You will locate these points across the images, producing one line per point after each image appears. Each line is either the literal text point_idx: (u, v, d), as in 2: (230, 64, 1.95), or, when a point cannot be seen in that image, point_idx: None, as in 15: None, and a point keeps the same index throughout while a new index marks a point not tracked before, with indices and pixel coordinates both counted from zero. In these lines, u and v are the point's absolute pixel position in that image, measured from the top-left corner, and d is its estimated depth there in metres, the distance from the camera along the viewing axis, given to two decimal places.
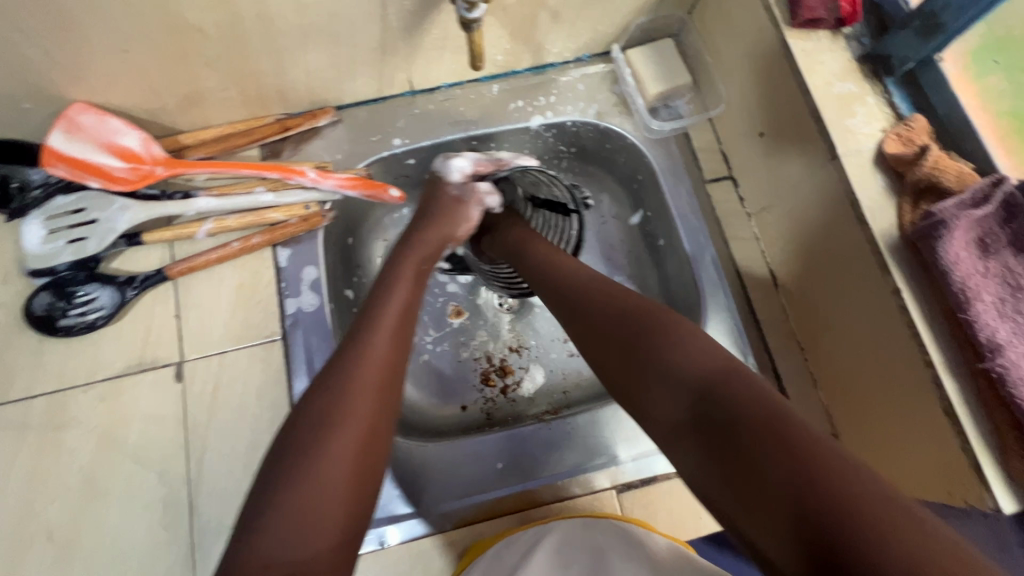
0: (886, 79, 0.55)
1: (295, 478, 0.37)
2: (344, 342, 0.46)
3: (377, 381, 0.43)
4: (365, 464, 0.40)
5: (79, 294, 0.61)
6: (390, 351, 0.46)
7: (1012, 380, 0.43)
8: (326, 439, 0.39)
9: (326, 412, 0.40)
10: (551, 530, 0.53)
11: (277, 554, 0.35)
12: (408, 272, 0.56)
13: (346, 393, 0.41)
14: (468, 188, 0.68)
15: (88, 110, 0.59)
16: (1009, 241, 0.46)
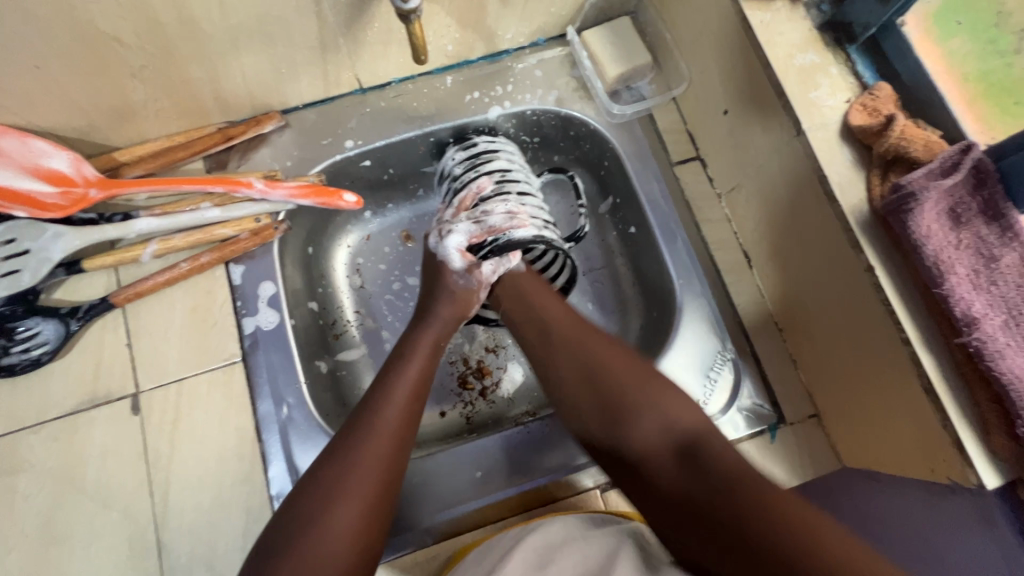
0: (848, 47, 0.53)
1: (298, 547, 0.42)
2: (357, 412, 0.50)
3: (384, 456, 0.48)
4: (364, 532, 0.45)
5: (19, 329, 0.57)
6: (400, 425, 0.50)
7: (989, 354, 0.42)
8: (327, 515, 0.44)
9: (313, 520, 0.43)
10: (535, 530, 0.52)
11: None
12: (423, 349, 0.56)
13: (353, 469, 0.46)
14: (474, 275, 0.60)
15: (6, 132, 0.54)
16: (980, 210, 0.44)
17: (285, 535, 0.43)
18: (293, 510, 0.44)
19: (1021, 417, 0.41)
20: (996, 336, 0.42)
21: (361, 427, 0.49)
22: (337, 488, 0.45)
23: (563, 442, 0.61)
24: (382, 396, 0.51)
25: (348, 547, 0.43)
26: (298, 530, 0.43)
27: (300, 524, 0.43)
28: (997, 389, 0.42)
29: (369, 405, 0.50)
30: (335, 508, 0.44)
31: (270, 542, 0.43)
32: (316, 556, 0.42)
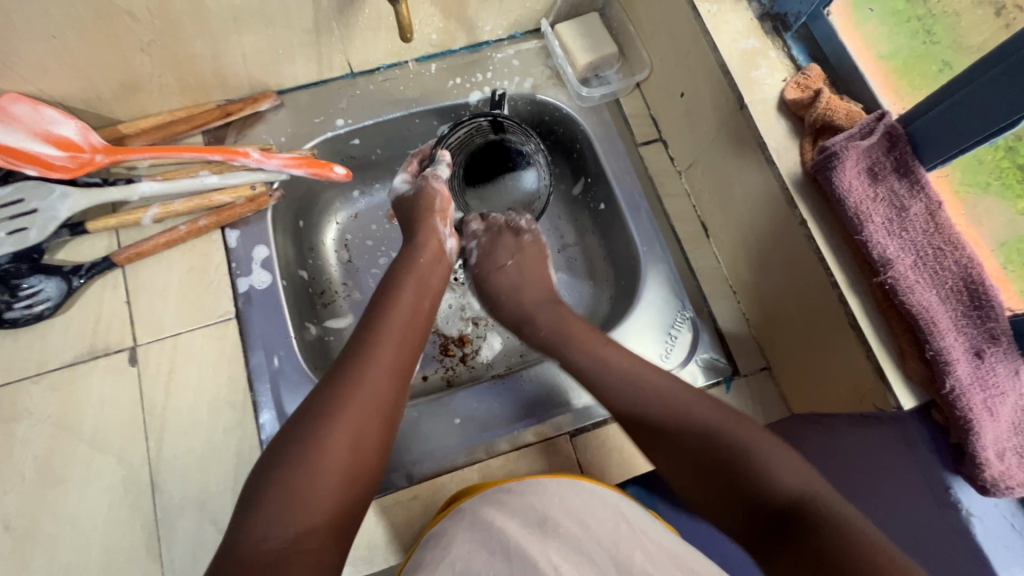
0: (785, 34, 0.60)
1: (299, 463, 0.44)
2: (354, 339, 0.53)
3: (384, 381, 0.50)
4: (363, 451, 0.47)
5: (24, 286, 0.61)
6: (395, 354, 0.52)
7: (901, 289, 0.48)
8: (326, 432, 0.45)
9: (307, 445, 0.45)
10: (522, 493, 0.54)
11: (277, 526, 0.42)
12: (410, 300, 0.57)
13: (351, 389, 0.48)
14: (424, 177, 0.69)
15: (20, 100, 0.58)
16: (894, 168, 0.51)
17: (279, 459, 0.44)
18: (287, 439, 0.46)
19: (929, 342, 0.47)
20: (907, 273, 0.49)
21: (357, 364, 0.50)
22: (331, 415, 0.46)
23: (526, 395, 0.65)
24: (373, 334, 0.53)
25: (344, 474, 0.45)
26: (292, 455, 0.44)
27: (295, 449, 0.45)
28: (909, 319, 0.48)
29: (362, 345, 0.52)
30: (329, 433, 0.45)
31: (273, 455, 0.45)
32: (309, 479, 0.44)
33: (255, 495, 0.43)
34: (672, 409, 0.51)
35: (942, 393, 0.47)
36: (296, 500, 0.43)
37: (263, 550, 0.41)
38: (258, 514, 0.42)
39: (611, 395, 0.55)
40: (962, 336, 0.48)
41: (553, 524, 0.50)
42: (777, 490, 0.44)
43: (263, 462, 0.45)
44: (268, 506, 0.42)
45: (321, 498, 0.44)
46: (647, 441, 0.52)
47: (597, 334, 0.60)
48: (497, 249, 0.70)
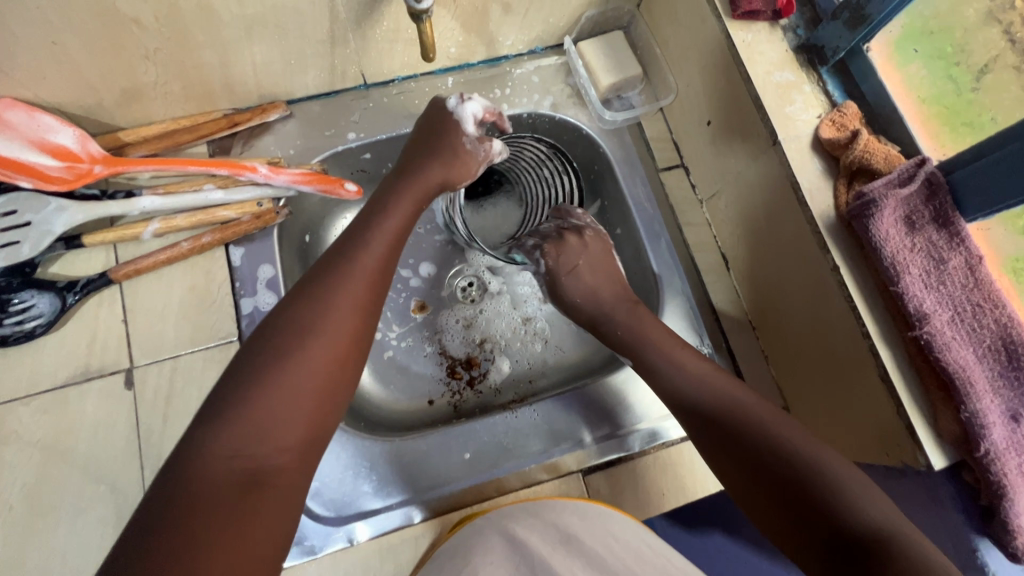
0: (821, 68, 0.58)
1: (268, 381, 0.42)
2: (334, 253, 0.50)
3: (362, 302, 0.48)
4: (334, 375, 0.45)
5: (14, 302, 0.58)
6: (377, 272, 0.50)
7: (938, 346, 0.47)
8: (302, 353, 0.44)
9: (273, 368, 0.43)
10: (540, 512, 0.55)
11: (242, 446, 0.40)
12: (387, 229, 0.54)
13: (330, 308, 0.46)
14: (482, 144, 0.64)
15: (16, 106, 0.55)
16: (933, 218, 0.50)
17: (242, 380, 0.42)
18: (249, 360, 0.43)
19: (964, 403, 0.46)
20: (943, 330, 0.47)
21: (327, 287, 0.47)
22: (297, 339, 0.44)
23: (589, 414, 0.64)
24: (346, 259, 0.50)
25: (308, 400, 0.43)
26: (255, 377, 0.42)
27: (260, 371, 0.42)
28: (945, 378, 0.47)
29: (334, 268, 0.49)
30: (297, 359, 0.44)
31: (241, 369, 0.43)
32: (271, 402, 0.41)
33: (214, 414, 0.41)
34: (761, 428, 0.49)
35: (975, 455, 0.46)
36: (259, 421, 0.41)
37: (221, 469, 0.38)
38: (217, 432, 0.40)
39: (687, 401, 0.55)
40: (995, 398, 0.47)
41: (576, 542, 0.52)
42: (855, 517, 0.42)
43: (223, 382, 0.43)
44: (235, 421, 0.40)
45: (293, 420, 0.42)
46: (723, 454, 0.51)
47: (675, 340, 0.59)
48: (565, 255, 0.65)
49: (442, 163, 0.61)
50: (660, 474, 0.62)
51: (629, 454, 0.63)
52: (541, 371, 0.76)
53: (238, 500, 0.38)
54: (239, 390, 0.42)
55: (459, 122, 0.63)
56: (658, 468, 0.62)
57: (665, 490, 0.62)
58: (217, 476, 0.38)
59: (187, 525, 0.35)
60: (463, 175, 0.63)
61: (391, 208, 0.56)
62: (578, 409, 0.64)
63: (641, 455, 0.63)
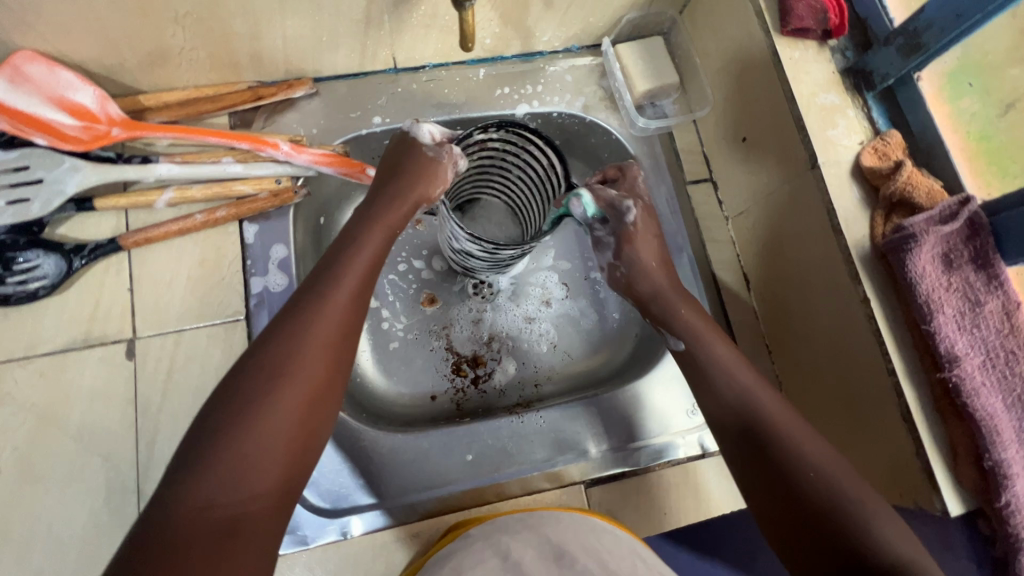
0: (867, 93, 0.56)
1: (239, 427, 0.40)
2: (309, 287, 0.49)
3: (337, 336, 0.47)
4: (310, 415, 0.44)
5: (19, 260, 0.56)
6: (350, 307, 0.49)
7: (966, 390, 0.46)
8: (277, 395, 0.42)
9: (246, 416, 0.41)
10: (536, 524, 0.54)
11: (217, 497, 0.38)
12: (361, 261, 0.52)
13: (306, 344, 0.45)
14: (444, 148, 0.58)
15: (35, 59, 0.53)
16: (971, 258, 0.48)
17: (217, 428, 0.40)
18: (222, 398, 0.42)
19: (989, 451, 0.45)
20: (974, 374, 0.46)
21: (299, 320, 0.46)
22: (271, 376, 0.43)
23: (604, 418, 0.63)
24: (320, 294, 0.48)
25: (285, 442, 0.42)
26: (229, 419, 0.40)
27: (231, 412, 0.41)
28: (971, 424, 0.46)
29: (305, 307, 0.47)
30: (269, 396, 0.42)
31: (209, 417, 0.41)
32: (246, 444, 0.40)
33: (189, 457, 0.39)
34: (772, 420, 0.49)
35: (994, 505, 0.45)
36: (235, 463, 0.39)
37: (198, 513, 0.37)
38: (189, 485, 0.38)
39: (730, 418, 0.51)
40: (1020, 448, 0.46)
41: (569, 559, 0.49)
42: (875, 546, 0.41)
43: (197, 424, 0.41)
44: (205, 470, 0.38)
45: (271, 462, 0.41)
46: (764, 481, 0.47)
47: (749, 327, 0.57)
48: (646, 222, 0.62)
49: (402, 199, 0.58)
50: (660, 493, 0.61)
51: (631, 470, 0.62)
52: (548, 376, 0.74)
53: (215, 544, 0.36)
54: (208, 437, 0.40)
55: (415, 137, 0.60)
56: (660, 487, 0.61)
57: (665, 510, 0.61)
58: (194, 521, 0.37)
59: (164, 574, 0.34)
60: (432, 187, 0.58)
61: (369, 237, 0.54)
62: (583, 420, 0.63)
63: (643, 470, 0.62)
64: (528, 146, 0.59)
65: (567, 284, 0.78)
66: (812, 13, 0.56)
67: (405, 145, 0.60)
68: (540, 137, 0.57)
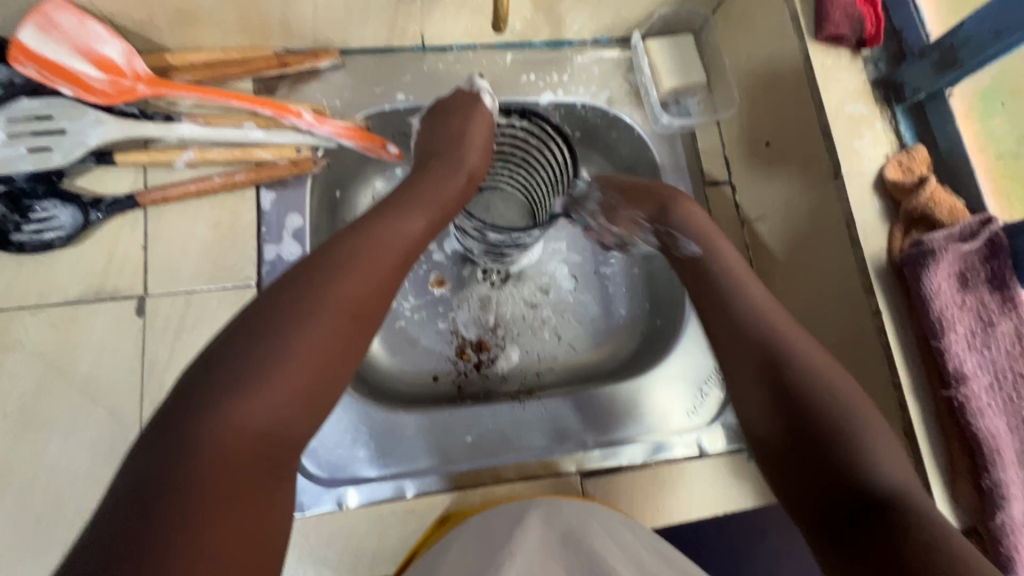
0: (896, 106, 0.56)
1: (273, 355, 0.40)
2: (353, 229, 0.48)
3: (377, 283, 0.46)
4: (340, 355, 0.43)
5: (36, 209, 0.56)
6: (394, 259, 0.48)
7: (971, 410, 0.46)
8: (310, 328, 0.42)
9: (279, 345, 0.40)
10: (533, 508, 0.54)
11: (245, 421, 0.37)
12: (407, 221, 0.51)
13: (345, 283, 0.44)
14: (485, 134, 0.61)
15: (67, 8, 0.53)
16: (988, 278, 0.48)
17: (248, 353, 0.39)
18: (248, 333, 0.41)
19: (988, 471, 0.45)
20: (980, 394, 0.46)
21: (340, 267, 0.45)
22: (308, 318, 0.42)
23: (591, 411, 0.63)
24: (363, 239, 0.47)
25: (314, 377, 0.41)
26: (258, 354, 0.40)
27: (264, 338, 0.40)
28: (972, 443, 0.46)
29: (347, 249, 0.46)
30: (304, 338, 0.41)
31: (240, 340, 0.40)
32: (277, 383, 0.39)
33: (213, 386, 0.38)
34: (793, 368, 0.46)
35: (988, 524, 0.45)
36: (267, 399, 0.39)
37: (227, 443, 0.36)
38: (220, 404, 0.37)
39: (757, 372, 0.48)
40: (1020, 471, 0.46)
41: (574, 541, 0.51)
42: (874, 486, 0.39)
43: (222, 345, 0.40)
44: (237, 393, 0.38)
45: (296, 393, 0.40)
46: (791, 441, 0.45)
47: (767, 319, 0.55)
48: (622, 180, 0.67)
49: (454, 173, 0.59)
50: (655, 491, 0.61)
51: (630, 464, 0.62)
52: (551, 366, 0.74)
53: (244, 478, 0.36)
54: (239, 360, 0.39)
55: (483, 103, 0.63)
56: (656, 485, 0.61)
57: (659, 507, 0.60)
58: (222, 451, 0.36)
59: (194, 486, 0.34)
60: (477, 167, 0.61)
61: (421, 203, 0.54)
62: (587, 410, 0.63)
63: (643, 467, 0.61)
64: (550, 141, 0.61)
65: (576, 276, 0.78)
66: (847, 21, 0.55)
67: (462, 101, 0.62)
68: (563, 139, 0.60)
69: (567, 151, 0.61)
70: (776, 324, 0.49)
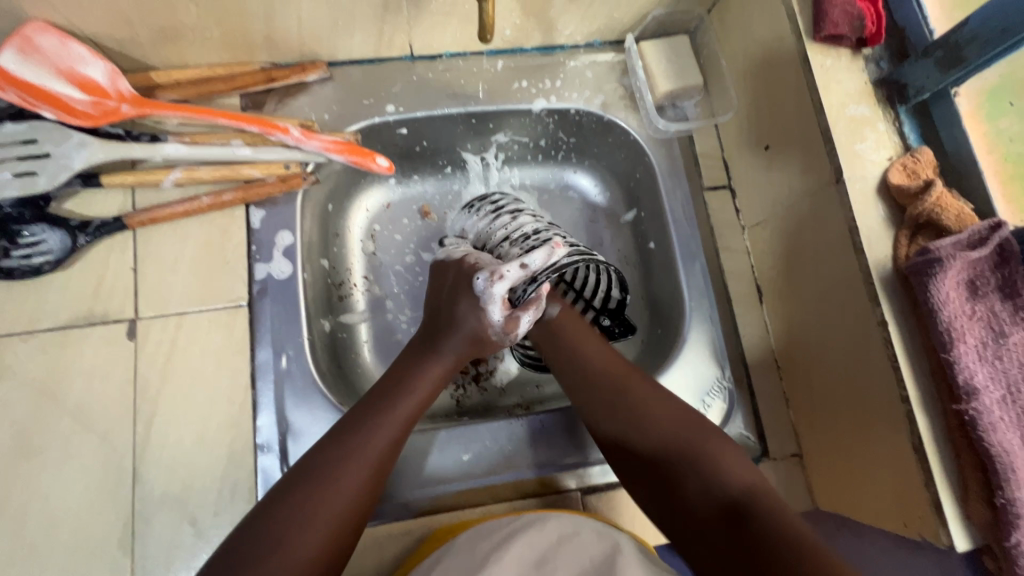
0: (899, 106, 0.54)
1: (268, 552, 0.40)
2: (359, 409, 0.50)
3: (376, 464, 0.47)
4: (332, 545, 0.43)
5: (24, 234, 0.56)
6: (397, 436, 0.49)
7: (983, 425, 0.44)
8: (309, 517, 0.42)
9: (276, 536, 0.41)
10: (521, 531, 0.51)
11: None
12: (416, 395, 0.52)
13: (343, 466, 0.45)
14: (509, 334, 0.55)
15: (47, 30, 0.52)
16: (998, 286, 0.46)
17: (246, 547, 0.40)
18: (244, 546, 0.41)
19: (1002, 488, 0.43)
20: (991, 408, 0.44)
21: (340, 457, 0.46)
22: (297, 522, 0.42)
23: (589, 429, 0.62)
24: (368, 420, 0.49)
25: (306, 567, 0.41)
26: (248, 571, 0.39)
27: (264, 532, 0.41)
28: (984, 457, 0.44)
29: (350, 433, 0.48)
30: (292, 542, 0.41)
31: (246, 532, 0.42)
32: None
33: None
34: (623, 394, 0.53)
35: (1002, 543, 0.43)
36: None
37: None
38: None
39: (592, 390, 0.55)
40: None
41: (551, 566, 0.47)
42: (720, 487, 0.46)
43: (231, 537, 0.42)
44: None
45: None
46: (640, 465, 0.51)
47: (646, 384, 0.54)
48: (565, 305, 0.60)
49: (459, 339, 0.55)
50: None
51: None
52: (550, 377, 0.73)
53: None
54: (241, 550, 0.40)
55: (482, 311, 0.54)
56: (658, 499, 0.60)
57: None
58: None
59: None
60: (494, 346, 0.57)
61: (420, 372, 0.54)
62: (585, 426, 0.62)
63: None
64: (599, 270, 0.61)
65: None
66: (847, 19, 0.53)
67: (462, 284, 0.56)
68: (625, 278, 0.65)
69: (614, 284, 0.66)
70: (604, 351, 0.57)
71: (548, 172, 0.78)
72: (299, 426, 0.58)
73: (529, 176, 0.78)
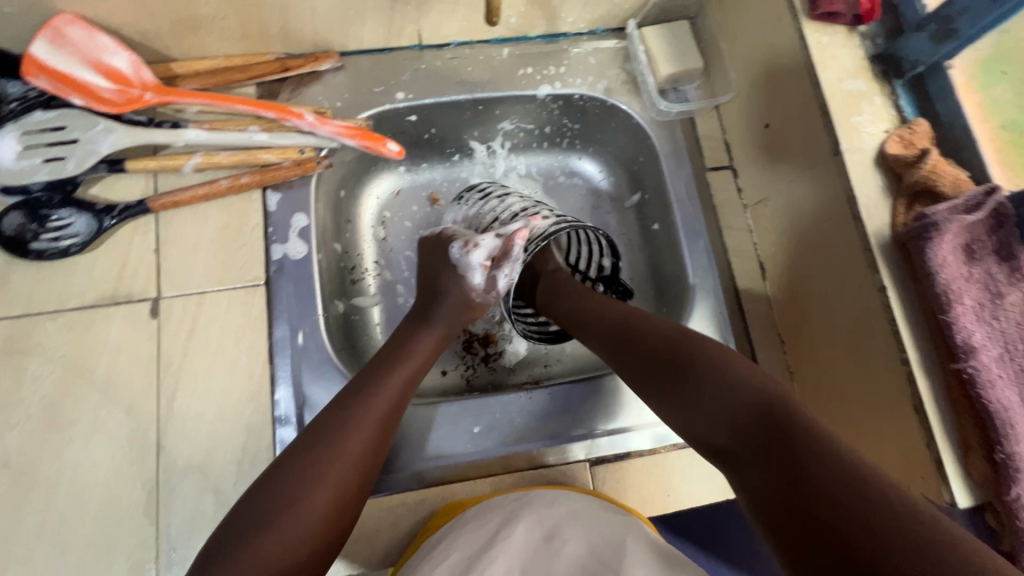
0: (895, 81, 0.56)
1: (286, 503, 0.42)
2: (363, 373, 0.52)
3: (382, 421, 0.49)
4: (346, 494, 0.45)
5: (53, 218, 0.58)
6: (399, 396, 0.52)
7: (981, 382, 0.45)
8: (323, 468, 0.44)
9: (293, 490, 0.43)
10: (529, 506, 0.52)
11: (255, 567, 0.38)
12: (414, 359, 0.55)
13: (350, 423, 0.47)
14: (490, 294, 0.61)
15: (75, 22, 0.55)
16: (993, 249, 0.48)
17: (264, 501, 0.42)
18: (262, 498, 0.42)
19: (1001, 444, 0.44)
20: (989, 365, 0.45)
21: (348, 415, 0.48)
22: (312, 474, 0.43)
23: (596, 402, 0.63)
24: (371, 381, 0.51)
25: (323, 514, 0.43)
26: (269, 515, 0.41)
27: (281, 485, 0.43)
28: (983, 415, 0.45)
29: (355, 393, 0.50)
30: (307, 496, 0.42)
31: (265, 486, 0.43)
32: (275, 547, 0.40)
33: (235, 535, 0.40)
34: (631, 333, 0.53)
35: (1003, 497, 0.44)
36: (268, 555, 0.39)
37: None
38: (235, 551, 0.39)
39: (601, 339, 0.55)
40: None
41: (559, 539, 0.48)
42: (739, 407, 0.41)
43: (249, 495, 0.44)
44: (251, 539, 0.40)
45: (307, 531, 0.41)
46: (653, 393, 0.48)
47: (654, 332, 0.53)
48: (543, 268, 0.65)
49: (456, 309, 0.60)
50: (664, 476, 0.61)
51: (638, 450, 0.62)
52: (557, 357, 0.75)
53: None
54: (262, 503, 0.42)
55: (461, 279, 0.60)
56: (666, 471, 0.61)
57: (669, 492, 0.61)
58: None
59: None
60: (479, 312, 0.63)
61: (417, 337, 0.57)
62: (592, 400, 0.63)
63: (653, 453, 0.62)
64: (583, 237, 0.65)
65: None
66: None
67: (443, 255, 0.62)
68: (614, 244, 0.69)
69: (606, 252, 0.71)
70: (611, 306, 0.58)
71: (553, 159, 0.81)
72: (315, 400, 0.60)
73: (534, 163, 0.80)
